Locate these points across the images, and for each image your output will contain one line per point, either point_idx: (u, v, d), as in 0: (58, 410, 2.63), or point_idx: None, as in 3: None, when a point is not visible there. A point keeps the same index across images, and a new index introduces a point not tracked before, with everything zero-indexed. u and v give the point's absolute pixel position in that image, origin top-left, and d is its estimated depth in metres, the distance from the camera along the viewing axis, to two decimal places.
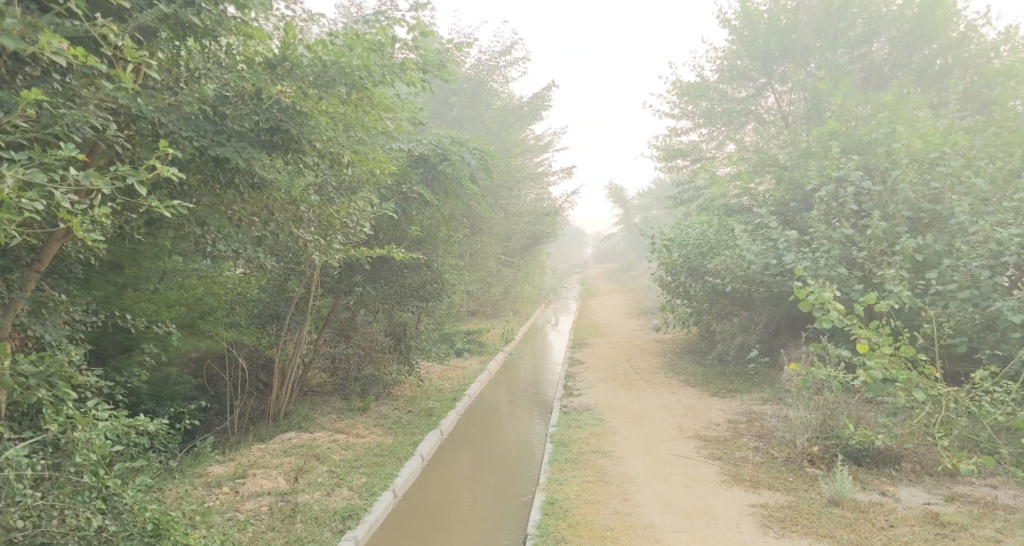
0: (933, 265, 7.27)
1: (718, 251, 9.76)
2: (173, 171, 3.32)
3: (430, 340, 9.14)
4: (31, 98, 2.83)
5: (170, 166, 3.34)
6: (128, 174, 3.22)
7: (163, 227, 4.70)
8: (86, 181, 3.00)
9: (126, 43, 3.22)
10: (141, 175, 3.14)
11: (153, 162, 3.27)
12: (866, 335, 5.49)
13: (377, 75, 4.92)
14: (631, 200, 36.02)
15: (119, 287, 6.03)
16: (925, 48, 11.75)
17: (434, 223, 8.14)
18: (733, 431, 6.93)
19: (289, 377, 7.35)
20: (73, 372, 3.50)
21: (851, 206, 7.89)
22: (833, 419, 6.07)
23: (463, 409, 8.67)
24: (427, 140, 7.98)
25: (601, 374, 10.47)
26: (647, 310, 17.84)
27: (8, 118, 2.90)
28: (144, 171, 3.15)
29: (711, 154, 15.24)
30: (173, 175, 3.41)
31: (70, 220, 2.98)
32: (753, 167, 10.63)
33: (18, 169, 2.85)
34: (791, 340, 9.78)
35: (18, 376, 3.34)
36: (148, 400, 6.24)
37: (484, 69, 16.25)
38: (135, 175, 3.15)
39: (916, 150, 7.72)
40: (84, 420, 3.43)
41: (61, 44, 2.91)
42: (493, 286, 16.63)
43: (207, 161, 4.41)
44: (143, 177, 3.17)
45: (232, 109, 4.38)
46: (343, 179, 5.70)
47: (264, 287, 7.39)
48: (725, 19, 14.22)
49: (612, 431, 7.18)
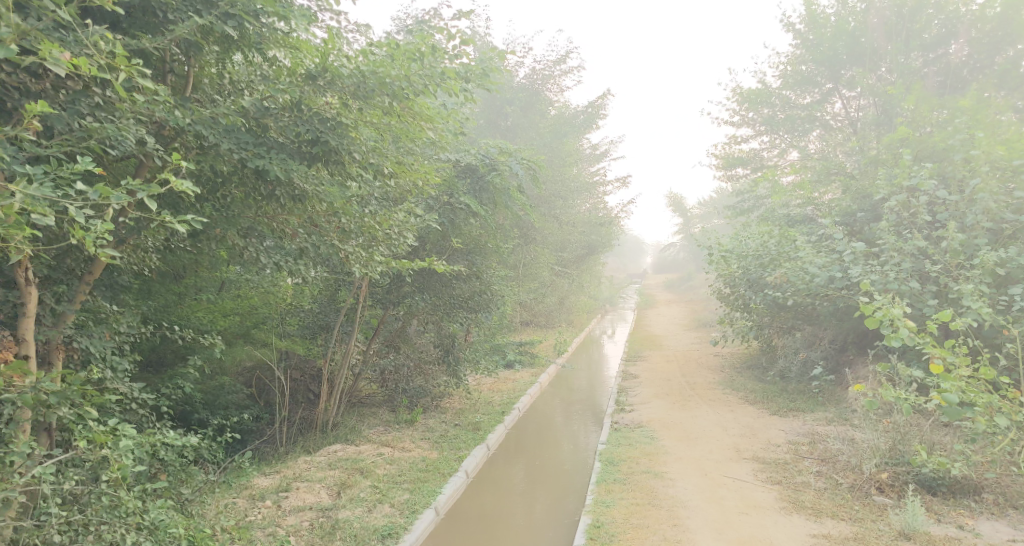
0: (1017, 279, 6.71)
1: (779, 262, 9.33)
2: (186, 185, 3.41)
3: (479, 351, 9.06)
4: (37, 109, 2.96)
5: (183, 179, 3.46)
6: (144, 187, 3.29)
7: (211, 236, 4.78)
8: (94, 195, 3.06)
9: (118, 51, 3.28)
10: (151, 188, 3.23)
11: (166, 176, 3.36)
12: (940, 354, 5.09)
13: (418, 85, 4.88)
14: (692, 209, 35.28)
15: (176, 296, 6.35)
16: (1008, 50, 10.99)
17: (483, 233, 8.08)
18: (793, 454, 6.54)
19: (337, 388, 7.38)
20: (93, 390, 3.51)
21: (924, 216, 7.39)
22: (904, 443, 5.63)
23: (511, 423, 8.52)
24: (475, 151, 7.94)
25: (654, 389, 10.15)
26: (706, 323, 17.32)
27: (19, 131, 3.02)
28: (155, 185, 3.24)
29: (773, 162, 14.68)
30: (186, 189, 3.49)
31: (80, 235, 3.02)
32: (817, 175, 10.17)
33: (29, 185, 2.90)
34: (859, 358, 9.23)
35: (38, 393, 3.30)
36: (200, 409, 6.39)
37: (539, 78, 16.07)
38: (146, 190, 3.25)
39: (997, 157, 7.21)
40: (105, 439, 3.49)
41: (62, 53, 3.05)
42: (547, 297, 16.45)
43: (248, 173, 4.45)
44: (153, 190, 3.23)
45: (274, 121, 4.47)
46: (387, 190, 5.71)
47: (315, 297, 7.51)
48: (789, 23, 13.73)
49: (663, 450, 6.89)
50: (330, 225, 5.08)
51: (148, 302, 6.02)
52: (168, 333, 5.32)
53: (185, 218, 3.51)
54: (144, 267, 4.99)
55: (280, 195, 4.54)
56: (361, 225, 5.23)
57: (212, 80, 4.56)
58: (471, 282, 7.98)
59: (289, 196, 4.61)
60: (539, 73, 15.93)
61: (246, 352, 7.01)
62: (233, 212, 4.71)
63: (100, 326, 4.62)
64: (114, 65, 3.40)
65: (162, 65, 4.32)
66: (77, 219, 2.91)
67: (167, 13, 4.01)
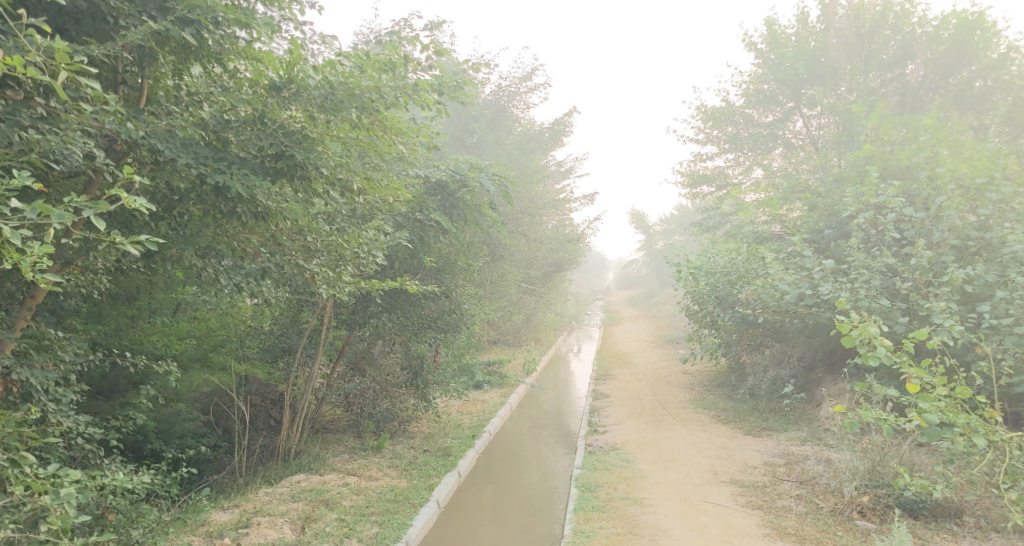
0: (984, 297, 6.81)
1: (748, 280, 9.31)
2: (139, 203, 3.19)
3: (448, 372, 8.79)
4: None
5: (136, 196, 3.23)
6: (92, 205, 3.05)
7: (166, 257, 4.45)
8: (33, 214, 2.81)
9: (57, 46, 3.00)
10: (99, 205, 2.98)
11: (117, 193, 3.12)
12: (918, 374, 5.05)
13: (389, 97, 4.66)
14: (654, 226, 35.64)
15: (129, 318, 6.22)
16: (963, 71, 11.33)
17: (452, 251, 7.84)
18: (771, 475, 6.46)
19: (300, 414, 7.00)
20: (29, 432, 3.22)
21: (892, 234, 7.45)
22: (883, 465, 5.55)
23: (482, 447, 8.25)
24: (445, 166, 7.72)
25: (626, 409, 10.00)
26: (672, 340, 17.34)
27: None
28: (104, 203, 3.00)
29: (738, 179, 14.78)
30: (139, 207, 3.26)
31: (16, 259, 2.76)
32: (782, 193, 10.27)
33: None
34: (828, 375, 9.24)
35: None
36: (154, 439, 5.99)
37: (505, 95, 16.09)
38: (93, 208, 3.00)
39: (962, 176, 7.36)
40: (42, 487, 3.18)
41: None
42: (515, 314, 16.24)
43: (208, 190, 4.16)
44: (101, 208, 3.00)
45: (235, 135, 4.23)
46: (354, 207, 5.45)
47: (276, 319, 7.15)
48: (751, 42, 13.97)
49: (640, 474, 6.72)
50: (295, 244, 4.78)
51: (98, 326, 5.82)
52: (118, 360, 4.95)
53: (138, 239, 3.27)
54: (94, 290, 4.64)
55: (242, 213, 4.25)
56: (328, 244, 4.96)
57: (168, 93, 4.26)
58: (440, 301, 7.73)
59: (251, 214, 4.34)
60: (504, 89, 15.91)
61: (203, 377, 6.87)
62: (191, 231, 4.41)
63: (43, 354, 4.24)
64: (54, 66, 3.12)
65: (113, 75, 4.03)
66: (14, 241, 2.66)
67: (118, 19, 3.72)
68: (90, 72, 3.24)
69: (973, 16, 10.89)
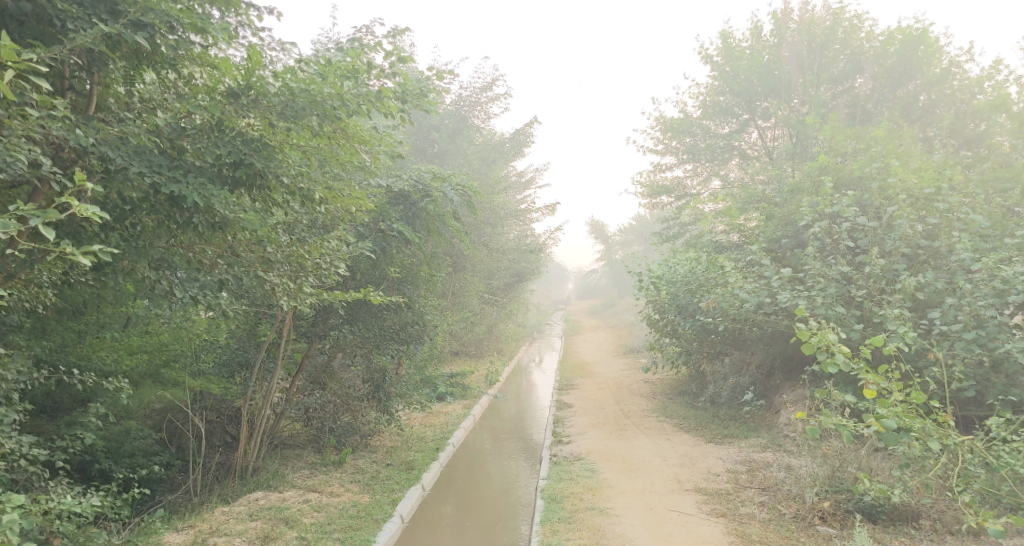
0: (934, 303, 7.06)
1: (708, 288, 9.44)
2: (91, 211, 3.03)
3: (411, 385, 8.66)
4: None
5: (88, 205, 3.07)
6: (40, 213, 2.88)
7: (117, 269, 4.27)
8: None
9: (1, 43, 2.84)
10: (47, 214, 2.80)
11: (67, 200, 2.96)
12: (875, 380, 5.16)
13: (352, 104, 4.57)
14: (614, 236, 35.97)
15: (76, 334, 6.11)
16: (908, 85, 11.79)
17: (415, 261, 7.74)
18: (734, 483, 6.53)
19: (257, 430, 6.79)
20: None
21: (847, 243, 7.66)
22: (841, 471, 5.75)
23: (446, 459, 8.13)
24: (407, 176, 7.62)
25: (590, 419, 10.01)
26: (633, 349, 17.48)
27: None
28: (53, 211, 2.82)
29: (696, 190, 15.03)
30: (91, 216, 3.09)
31: None
32: (740, 202, 10.46)
33: None
34: (785, 382, 9.43)
35: None
36: (103, 458, 5.72)
37: (466, 105, 16.07)
38: (41, 217, 2.83)
39: (911, 186, 7.62)
40: None
41: None
42: (477, 325, 16.12)
43: (162, 199, 4.00)
44: (50, 216, 2.82)
45: (191, 143, 4.09)
46: (315, 217, 5.33)
47: (233, 332, 6.97)
48: (708, 55, 14.26)
49: (606, 484, 6.72)
50: (253, 255, 4.63)
51: (43, 341, 5.71)
52: (65, 377, 4.72)
53: (89, 249, 3.09)
54: (38, 304, 4.41)
55: (198, 222, 4.11)
56: (288, 255, 4.84)
57: (118, 100, 4.08)
58: (403, 312, 7.63)
59: (207, 225, 4.20)
60: (465, 99, 15.92)
61: (155, 393, 6.61)
62: (143, 242, 4.20)
63: None
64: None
65: (59, 80, 3.86)
66: None
67: (65, 21, 3.57)
68: (37, 75, 3.08)
69: (917, 31, 11.36)
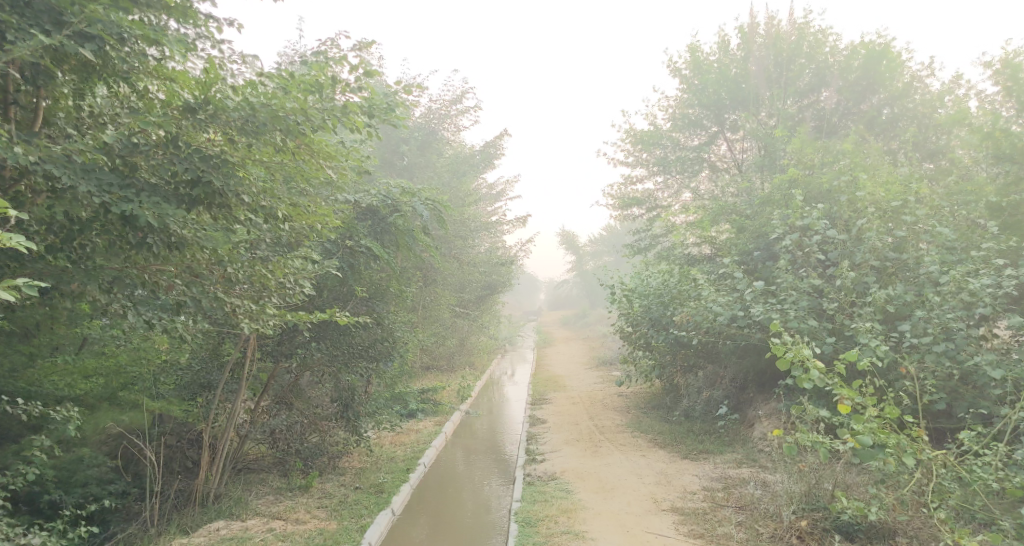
0: (903, 316, 7.11)
1: (680, 301, 9.40)
2: (18, 238, 2.97)
3: (380, 404, 8.42)
4: None
5: (13, 234, 3.02)
6: None
7: (63, 292, 3.95)
8: None
9: None
10: None
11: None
12: (850, 395, 5.11)
13: (316, 119, 4.38)
14: (585, 247, 36.04)
15: (26, 357, 5.76)
16: (872, 98, 12.06)
17: (384, 277, 7.55)
18: (711, 501, 6.45)
19: (220, 455, 6.50)
20: None
21: (817, 256, 7.70)
22: (818, 488, 5.75)
23: (417, 481, 7.89)
24: (375, 191, 7.41)
25: (564, 435, 9.88)
26: (606, 362, 17.43)
27: None
28: None
29: (667, 202, 15.10)
30: (19, 246, 3.07)
31: None
32: (711, 215, 10.46)
33: None
34: (759, 395, 9.41)
35: None
36: (53, 488, 5.35)
37: (435, 117, 15.70)
38: None
39: (880, 199, 7.69)
40: None
41: None
42: (449, 339, 15.89)
43: (114, 219, 3.76)
44: None
45: (145, 159, 3.85)
46: (279, 234, 5.11)
47: (195, 353, 6.81)
48: (676, 68, 14.35)
49: (581, 505, 6.58)
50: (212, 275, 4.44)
51: None
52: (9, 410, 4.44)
53: (15, 282, 3.09)
54: None
55: (153, 243, 3.87)
56: (250, 274, 4.62)
57: (67, 114, 3.86)
58: (372, 329, 7.41)
59: (163, 245, 3.96)
60: (435, 112, 15.65)
61: (114, 418, 6.07)
62: (94, 263, 3.95)
63: None
64: None
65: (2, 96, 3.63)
66: None
67: (5, 32, 3.32)
68: None
69: (879, 47, 11.61)
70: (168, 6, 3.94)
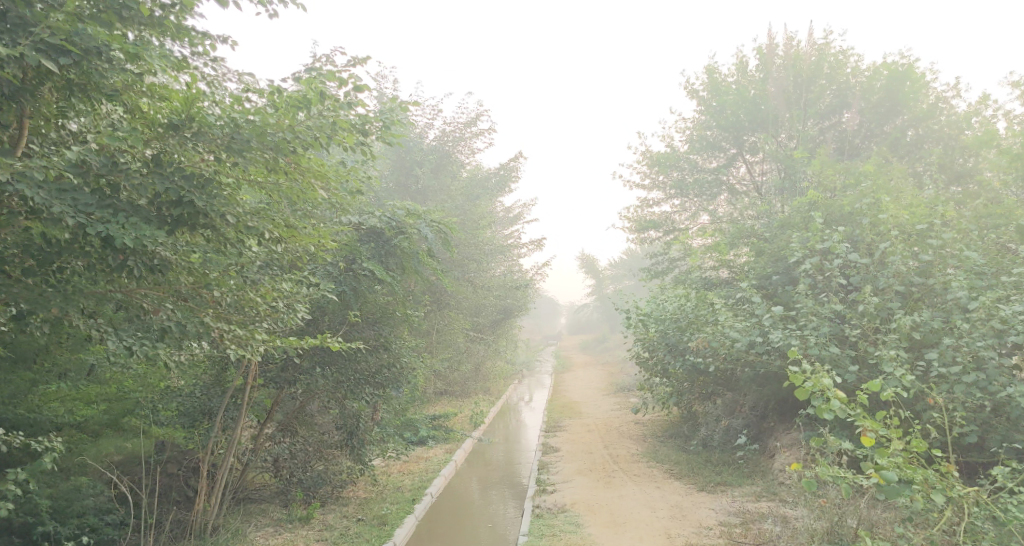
0: (930, 343, 6.75)
1: (697, 326, 9.10)
2: None
3: (386, 431, 8.23)
4: None
5: None
6: None
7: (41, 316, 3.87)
8: None
9: None
10: None
11: None
12: (873, 427, 4.75)
13: (306, 136, 4.34)
14: (605, 270, 35.79)
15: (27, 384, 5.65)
16: (896, 120, 11.85)
17: (389, 301, 7.37)
18: (727, 538, 6.12)
19: (219, 482, 6.28)
20: None
21: (839, 280, 7.40)
22: (841, 526, 5.44)
23: (422, 512, 7.60)
24: (380, 213, 7.28)
25: (576, 464, 9.56)
26: (624, 388, 17.10)
27: None
28: None
29: (684, 225, 14.70)
30: None
31: None
32: (729, 238, 10.17)
33: None
34: (780, 424, 9.05)
35: None
36: (48, 519, 5.08)
37: (450, 141, 15.80)
38: None
39: (903, 222, 7.39)
40: None
41: None
42: (462, 364, 15.70)
43: (93, 240, 3.63)
44: None
45: (126, 179, 3.71)
46: (271, 256, 5.00)
47: (197, 380, 6.59)
48: (693, 89, 14.23)
49: (590, 541, 6.29)
50: (203, 299, 4.40)
51: None
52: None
53: None
54: None
55: (135, 264, 3.73)
56: (238, 299, 4.52)
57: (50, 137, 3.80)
58: (377, 355, 7.26)
59: (145, 267, 3.83)
60: (449, 135, 15.68)
61: (115, 444, 6.06)
62: (72, 287, 3.84)
63: None
64: None
65: None
66: None
67: None
68: None
69: (903, 67, 11.45)
70: (152, 21, 3.88)
